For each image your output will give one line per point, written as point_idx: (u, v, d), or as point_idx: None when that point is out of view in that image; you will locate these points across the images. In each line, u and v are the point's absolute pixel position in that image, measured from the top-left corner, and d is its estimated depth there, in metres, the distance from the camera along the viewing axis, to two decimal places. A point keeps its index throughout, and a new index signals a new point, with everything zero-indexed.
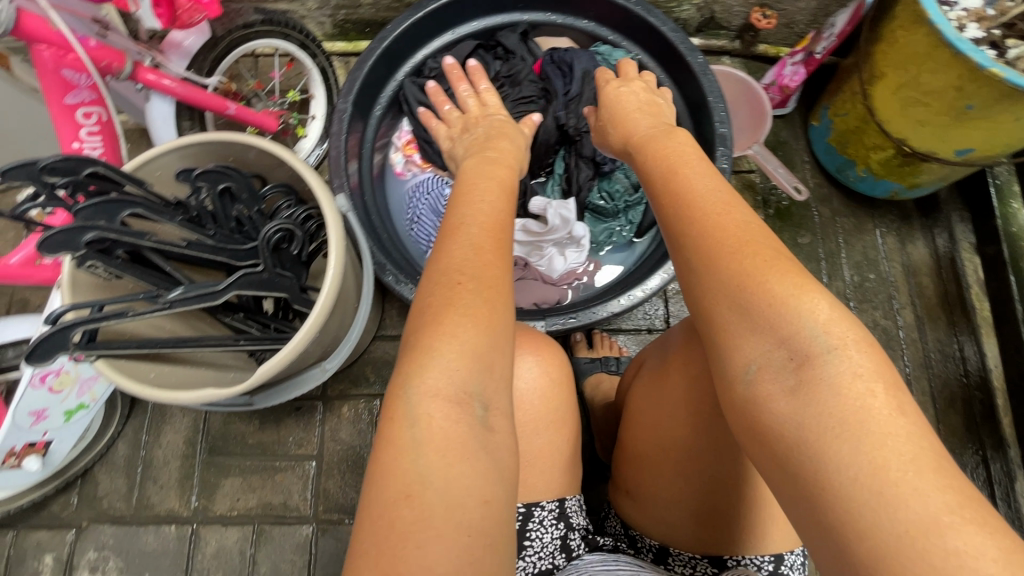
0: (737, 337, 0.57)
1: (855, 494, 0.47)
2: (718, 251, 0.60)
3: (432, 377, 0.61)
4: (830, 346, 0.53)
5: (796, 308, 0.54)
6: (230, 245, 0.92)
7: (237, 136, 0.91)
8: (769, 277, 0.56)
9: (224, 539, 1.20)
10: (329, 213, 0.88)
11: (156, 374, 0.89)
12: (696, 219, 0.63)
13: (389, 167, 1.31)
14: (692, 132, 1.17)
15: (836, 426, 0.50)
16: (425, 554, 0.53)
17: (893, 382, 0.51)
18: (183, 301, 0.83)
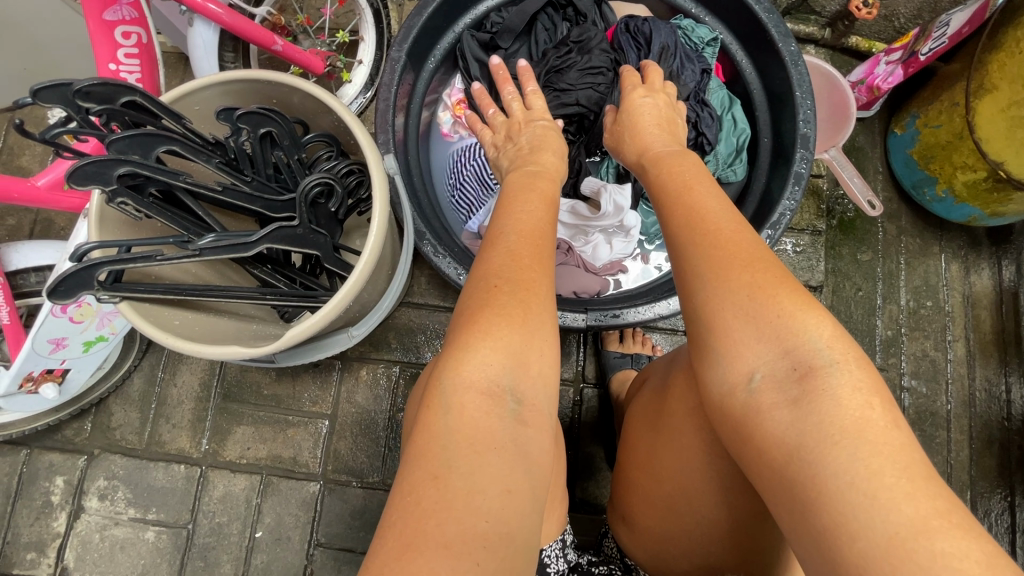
0: (744, 346, 0.56)
1: (845, 493, 0.47)
2: (728, 258, 0.59)
3: (469, 367, 0.56)
4: (831, 359, 0.52)
5: (801, 322, 0.55)
6: (267, 194, 0.86)
7: (280, 75, 0.83)
8: (774, 291, 0.56)
9: (232, 485, 1.20)
10: (376, 173, 0.82)
11: (179, 323, 0.85)
12: (708, 226, 0.63)
13: (435, 126, 1.22)
14: (769, 127, 1.07)
15: (834, 431, 0.49)
16: (449, 540, 0.48)
17: (887, 397, 0.51)
18: (214, 249, 0.78)
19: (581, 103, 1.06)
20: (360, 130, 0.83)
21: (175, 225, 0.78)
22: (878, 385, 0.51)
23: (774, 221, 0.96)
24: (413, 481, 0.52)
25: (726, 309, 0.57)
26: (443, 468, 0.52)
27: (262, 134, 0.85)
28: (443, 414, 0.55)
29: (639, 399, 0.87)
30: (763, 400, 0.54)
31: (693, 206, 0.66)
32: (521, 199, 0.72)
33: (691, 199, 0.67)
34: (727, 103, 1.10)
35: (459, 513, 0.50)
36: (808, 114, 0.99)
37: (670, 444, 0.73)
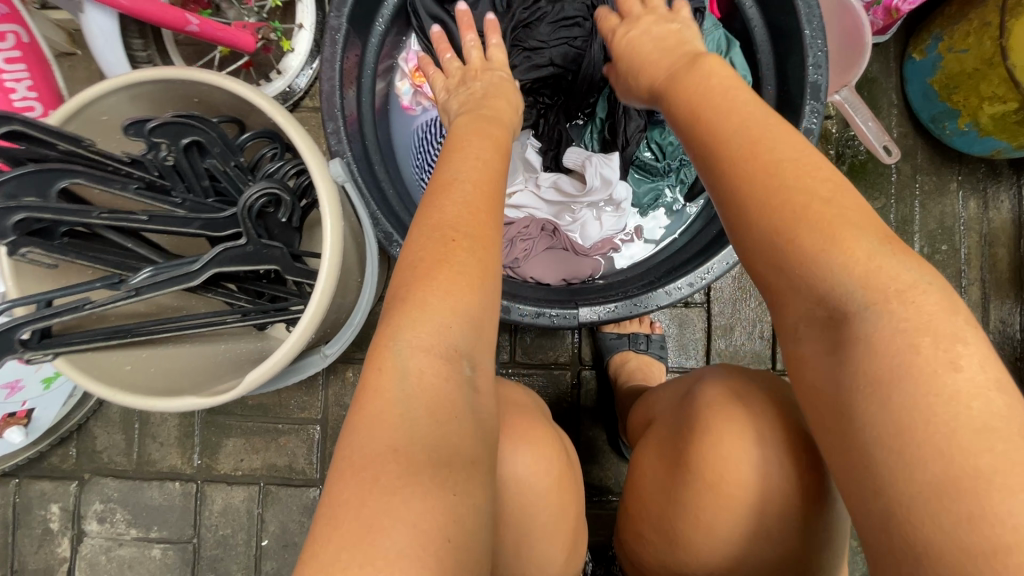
0: (790, 287, 0.51)
1: (881, 453, 0.44)
2: (767, 194, 0.51)
3: (423, 326, 0.50)
4: (865, 301, 0.46)
5: (828, 264, 0.48)
6: (206, 214, 0.75)
7: (196, 73, 0.69)
8: (819, 224, 0.48)
9: (231, 498, 1.18)
10: (320, 178, 0.69)
11: (131, 368, 0.76)
12: (734, 158, 0.54)
13: (394, 97, 1.08)
14: (772, 71, 0.94)
15: (870, 383, 0.45)
16: (402, 507, 0.43)
17: (946, 334, 0.44)
18: (153, 285, 0.70)
19: (555, 62, 0.92)
20: (294, 131, 0.69)
21: (103, 267, 0.69)
22: (938, 316, 0.45)
23: None
24: (362, 447, 0.46)
25: (760, 256, 0.53)
26: (398, 437, 0.46)
27: (186, 145, 0.72)
28: (398, 374, 0.49)
29: (655, 401, 0.80)
30: (810, 349, 0.51)
31: (713, 142, 0.56)
32: (467, 149, 0.63)
33: (707, 132, 0.58)
34: (725, 46, 0.96)
35: (414, 483, 0.44)
36: (818, 54, 0.85)
37: (684, 446, 0.66)
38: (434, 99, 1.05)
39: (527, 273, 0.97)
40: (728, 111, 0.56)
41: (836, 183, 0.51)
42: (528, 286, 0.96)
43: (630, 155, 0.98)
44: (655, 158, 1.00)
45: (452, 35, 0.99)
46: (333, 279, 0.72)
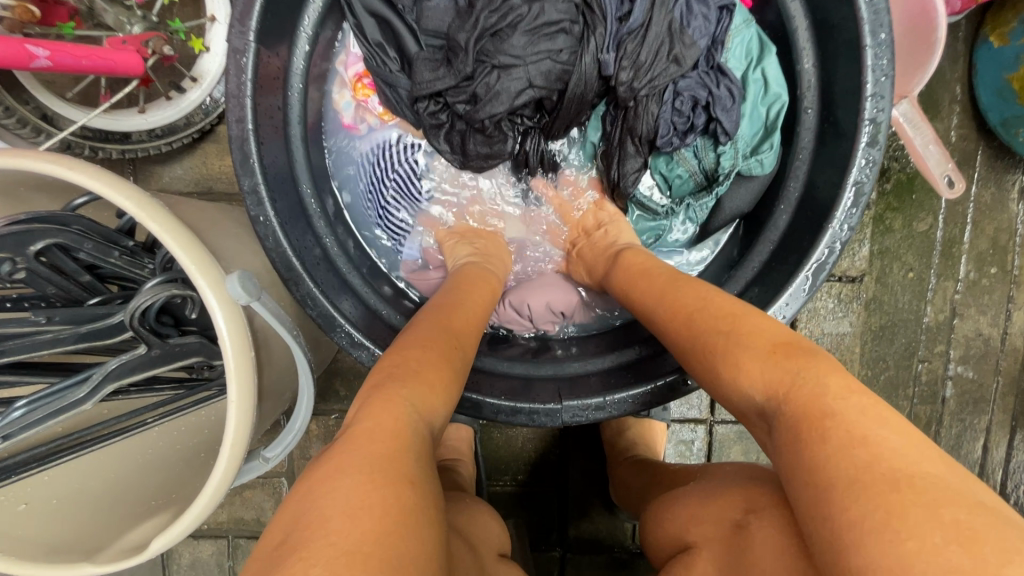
0: (724, 403, 0.52)
1: (815, 482, 0.39)
2: (682, 341, 0.56)
3: (408, 386, 0.50)
4: (768, 404, 0.46)
5: (739, 372, 0.49)
6: (85, 325, 0.59)
7: (25, 158, 0.50)
8: (713, 358, 0.52)
9: (199, 552, 1.11)
10: (215, 302, 0.52)
11: (25, 509, 0.63)
12: (658, 316, 0.61)
13: (329, 111, 0.84)
14: (816, 90, 0.72)
15: (798, 443, 0.41)
16: (355, 511, 0.39)
17: (821, 410, 0.41)
18: (23, 425, 0.59)
19: (535, 85, 0.71)
20: (173, 242, 0.51)
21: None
22: (824, 383, 0.43)
23: (815, 262, 0.68)
24: (336, 465, 0.43)
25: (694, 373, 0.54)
26: (371, 460, 0.43)
27: (37, 250, 0.55)
28: (379, 414, 0.47)
29: (693, 517, 0.60)
30: (766, 448, 0.48)
31: (649, 308, 0.63)
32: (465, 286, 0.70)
33: (645, 306, 0.64)
34: (756, 52, 0.73)
35: (385, 498, 0.41)
36: (881, 80, 0.64)
37: None
38: (382, 117, 0.83)
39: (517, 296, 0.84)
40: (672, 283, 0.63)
41: (735, 314, 0.53)
42: (506, 359, 0.80)
43: (626, 194, 0.79)
44: (658, 191, 0.82)
45: (399, 39, 0.77)
46: (251, 411, 0.56)
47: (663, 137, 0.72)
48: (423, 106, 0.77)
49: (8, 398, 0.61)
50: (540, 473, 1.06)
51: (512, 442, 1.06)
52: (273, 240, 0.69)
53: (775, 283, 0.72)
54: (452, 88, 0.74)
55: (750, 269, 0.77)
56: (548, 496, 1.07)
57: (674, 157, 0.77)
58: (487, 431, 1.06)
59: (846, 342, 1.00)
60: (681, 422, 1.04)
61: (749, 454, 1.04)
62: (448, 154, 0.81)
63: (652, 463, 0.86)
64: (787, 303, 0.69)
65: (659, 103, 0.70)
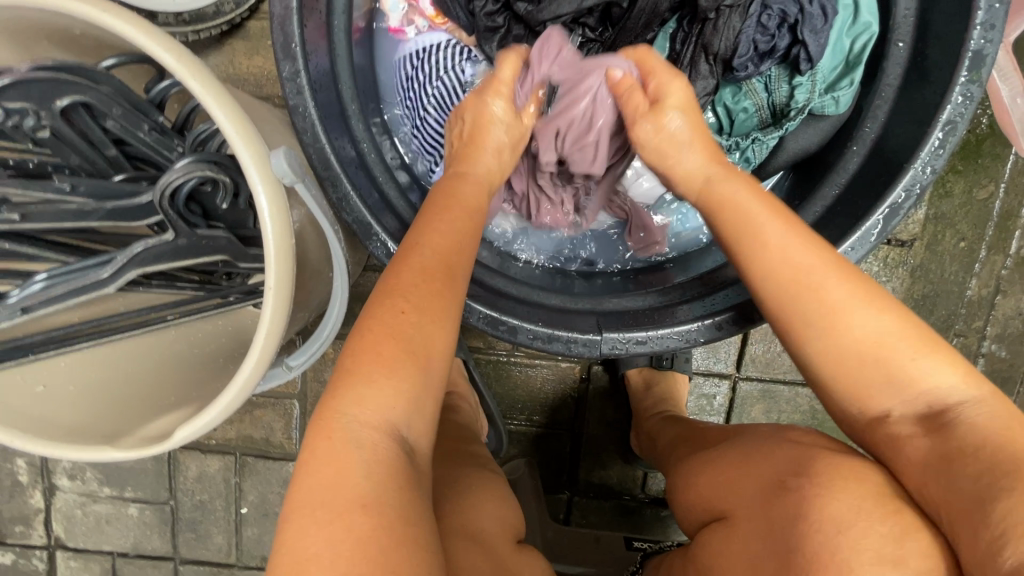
0: (866, 392, 0.52)
1: (1006, 482, 0.42)
2: (824, 308, 0.51)
3: (368, 402, 0.48)
4: (961, 396, 0.49)
5: (919, 366, 0.50)
6: (112, 202, 0.55)
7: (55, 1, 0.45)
8: (880, 339, 0.50)
9: (206, 466, 1.10)
10: (257, 175, 0.48)
11: (43, 392, 0.61)
12: (783, 270, 0.53)
13: (378, 14, 0.78)
14: (910, 20, 0.66)
15: (995, 458, 0.44)
16: (331, 563, 0.42)
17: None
18: (47, 300, 0.55)
19: None
20: (216, 106, 0.47)
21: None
22: (1022, 417, 0.47)
23: (888, 205, 0.63)
24: (300, 504, 0.45)
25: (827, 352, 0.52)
26: (336, 502, 0.44)
27: (65, 108, 0.50)
28: (332, 445, 0.47)
29: (730, 475, 0.58)
30: (901, 434, 0.50)
31: (766, 244, 0.54)
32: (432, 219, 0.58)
33: (757, 243, 0.54)
34: None
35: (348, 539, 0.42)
36: (994, 7, 0.58)
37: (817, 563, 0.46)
38: (433, 20, 0.76)
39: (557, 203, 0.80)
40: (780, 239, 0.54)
41: (879, 294, 0.52)
42: (541, 290, 0.77)
43: None
44: (717, 127, 0.74)
45: None
46: (287, 300, 0.52)
47: (740, 57, 0.66)
48: (479, 4, 0.71)
49: (27, 272, 0.57)
50: (556, 415, 1.05)
51: (531, 382, 1.03)
52: (311, 135, 0.65)
53: (839, 227, 0.67)
54: None
55: (810, 214, 0.73)
56: (562, 438, 1.05)
57: (743, 88, 0.70)
58: (505, 368, 1.03)
59: None
60: (705, 375, 1.01)
61: (770, 414, 1.02)
62: (499, 65, 0.75)
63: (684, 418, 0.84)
64: (853, 248, 0.64)
65: (744, 16, 0.65)
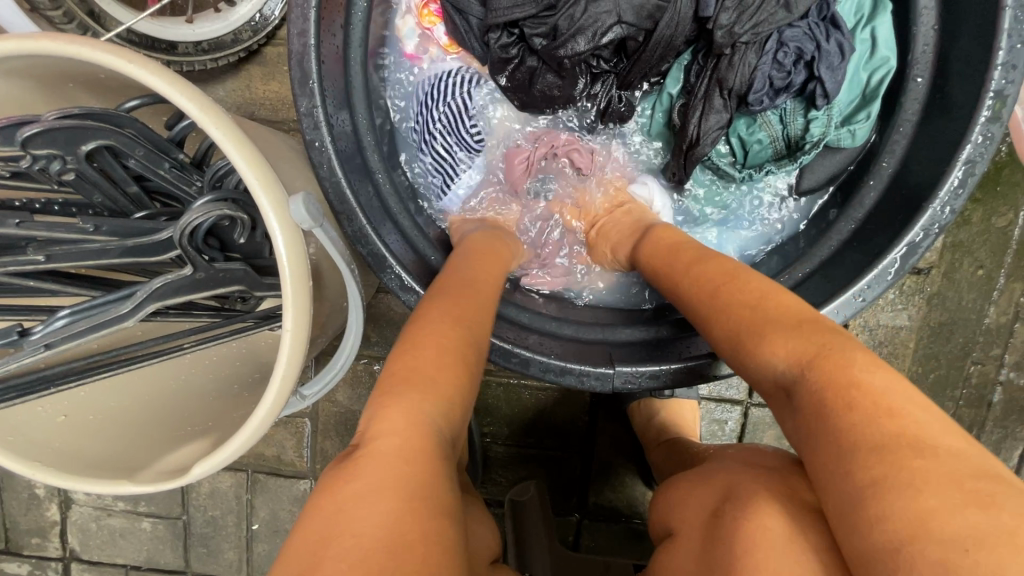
0: (750, 378, 0.50)
1: (865, 471, 0.36)
2: (707, 326, 0.54)
3: (423, 396, 0.45)
4: (793, 374, 0.45)
5: (771, 346, 0.47)
6: (133, 239, 0.55)
7: (81, 48, 0.46)
8: (743, 336, 0.50)
9: (218, 482, 1.12)
10: (275, 223, 0.48)
11: (65, 421, 0.63)
12: (699, 300, 0.56)
13: (390, 39, 0.77)
14: (931, 55, 0.66)
15: (835, 440, 0.39)
16: (383, 539, 0.36)
17: (864, 370, 0.41)
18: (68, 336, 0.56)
19: (625, 20, 0.66)
20: (237, 153, 0.47)
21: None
22: (855, 365, 0.41)
23: (906, 243, 0.63)
24: (352, 494, 0.38)
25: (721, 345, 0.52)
26: (396, 493, 0.38)
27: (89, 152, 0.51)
28: (390, 430, 0.43)
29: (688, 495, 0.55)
30: (781, 419, 0.47)
31: (685, 285, 0.59)
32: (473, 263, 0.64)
33: (675, 285, 0.61)
34: (867, 10, 0.67)
35: (406, 528, 0.36)
36: (1017, 47, 0.57)
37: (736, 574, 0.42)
38: (446, 49, 0.77)
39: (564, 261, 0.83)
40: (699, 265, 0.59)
41: (769, 289, 0.51)
42: (554, 319, 0.77)
43: (698, 157, 0.71)
44: (731, 157, 0.74)
45: None
46: (304, 340, 0.53)
47: (755, 92, 0.66)
48: (494, 37, 0.71)
49: (50, 307, 0.58)
50: (566, 438, 1.04)
51: (540, 404, 1.03)
52: (327, 169, 0.65)
53: (855, 264, 0.67)
54: (532, 18, 0.68)
55: (825, 249, 0.72)
56: (572, 461, 1.05)
57: (757, 120, 0.70)
58: (515, 390, 1.03)
59: (900, 336, 0.97)
60: (717, 401, 1.01)
61: (782, 440, 1.01)
62: (512, 92, 0.75)
63: (684, 445, 0.82)
64: (869, 286, 0.64)
65: (759, 53, 0.64)
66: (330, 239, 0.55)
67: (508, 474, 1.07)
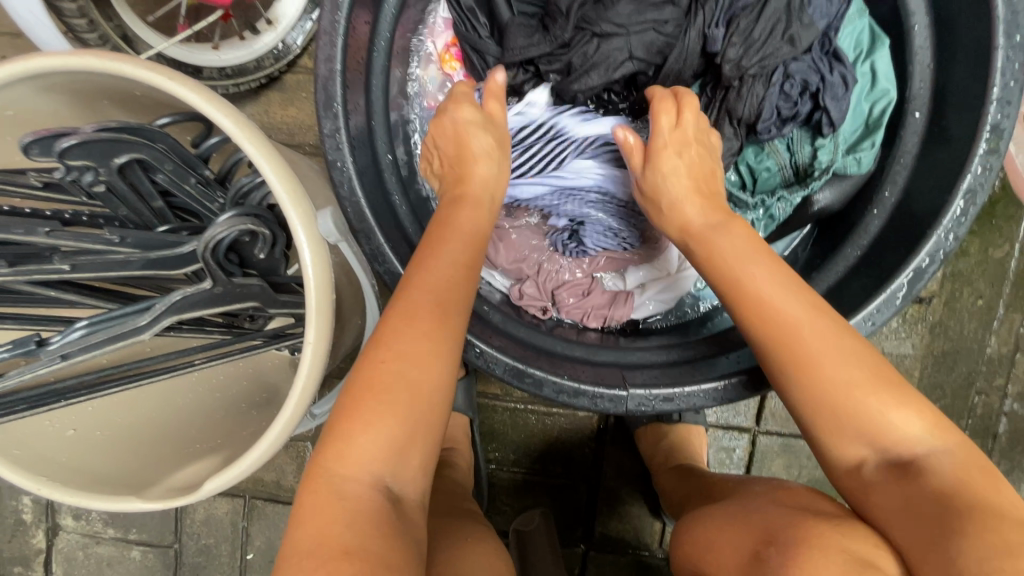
0: (838, 444, 0.54)
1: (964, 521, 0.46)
2: (821, 376, 0.53)
3: (356, 454, 0.50)
4: (924, 444, 0.51)
5: (888, 419, 0.52)
6: (155, 251, 0.56)
7: (123, 65, 0.47)
8: (864, 391, 0.52)
9: (214, 508, 1.08)
10: (305, 235, 0.49)
11: (73, 436, 0.61)
12: (801, 347, 0.54)
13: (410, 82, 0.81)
14: (925, 89, 0.69)
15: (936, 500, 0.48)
16: None
17: (985, 468, 0.51)
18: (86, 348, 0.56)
19: (636, 57, 0.67)
20: (273, 173, 0.49)
21: (19, 326, 0.56)
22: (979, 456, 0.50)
23: (912, 268, 0.64)
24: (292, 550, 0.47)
25: (808, 415, 0.55)
26: (326, 551, 0.46)
27: (122, 165, 0.52)
28: (325, 495, 0.49)
29: (717, 537, 0.58)
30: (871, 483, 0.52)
31: (769, 310, 0.56)
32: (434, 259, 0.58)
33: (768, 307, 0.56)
34: (867, 44, 0.70)
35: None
36: (1010, 84, 0.61)
37: None
38: None
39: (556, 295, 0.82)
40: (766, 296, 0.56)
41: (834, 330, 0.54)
42: (565, 342, 0.78)
43: None
44: (741, 184, 0.76)
45: (492, 3, 0.73)
46: (325, 354, 0.53)
47: (764, 122, 0.68)
48: (510, 74, 0.73)
49: (68, 318, 0.58)
50: (573, 466, 1.03)
51: (546, 430, 1.02)
52: (348, 189, 0.67)
53: (863, 291, 0.68)
54: (546, 55, 0.70)
55: (832, 274, 0.74)
56: (579, 490, 1.03)
57: (765, 148, 0.72)
58: (521, 415, 1.02)
59: (905, 365, 0.98)
60: (724, 429, 1.00)
61: (791, 469, 1.00)
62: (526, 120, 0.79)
63: (696, 471, 0.82)
64: (878, 310, 0.65)
65: (767, 85, 0.66)
66: (354, 254, 0.57)
67: (513, 502, 1.05)
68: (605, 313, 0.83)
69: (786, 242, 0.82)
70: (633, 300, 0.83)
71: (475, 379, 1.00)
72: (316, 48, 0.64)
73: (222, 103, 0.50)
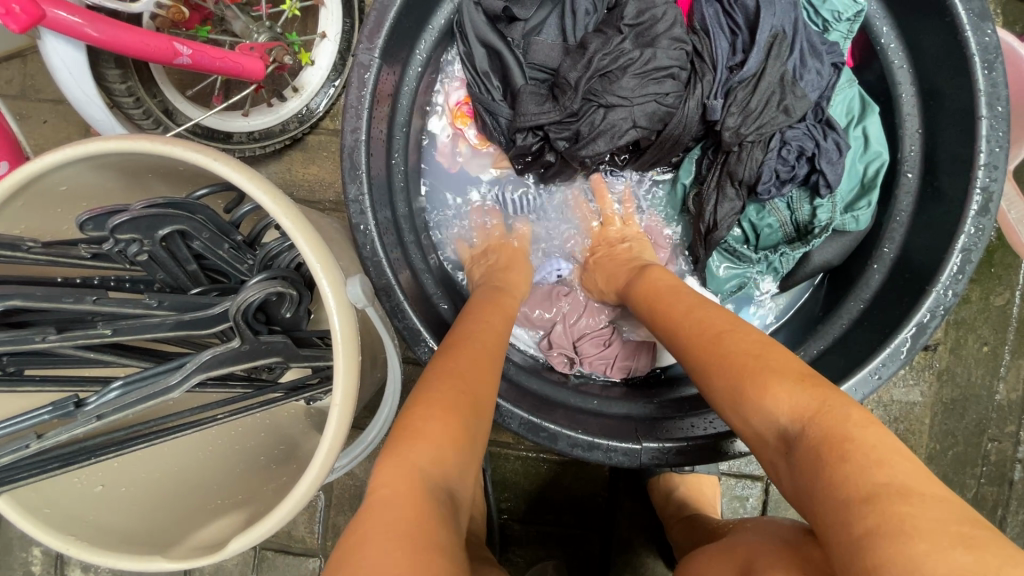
0: (760, 428, 0.46)
1: (861, 503, 0.37)
2: (721, 361, 0.52)
3: None
4: (797, 429, 0.44)
5: (766, 400, 0.46)
6: (188, 313, 0.58)
7: (164, 147, 0.51)
8: (765, 384, 0.47)
9: (224, 560, 1.08)
10: (335, 305, 0.52)
11: (102, 492, 0.63)
12: (714, 348, 0.53)
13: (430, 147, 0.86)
14: (916, 152, 0.73)
15: (855, 497, 0.38)
16: None
17: (845, 442, 0.40)
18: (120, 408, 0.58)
19: (639, 125, 0.72)
20: (307, 245, 0.52)
21: (60, 388, 0.59)
22: (848, 412, 0.42)
23: (915, 323, 0.66)
24: None
25: (714, 395, 0.51)
26: None
27: (163, 236, 0.56)
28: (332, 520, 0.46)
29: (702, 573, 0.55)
30: (803, 477, 0.42)
31: (670, 317, 0.61)
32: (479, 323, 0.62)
33: (672, 320, 0.61)
34: (857, 111, 0.75)
35: None
36: (995, 150, 0.64)
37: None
38: (479, 147, 0.85)
39: (578, 349, 0.83)
40: (679, 311, 0.61)
41: (706, 317, 0.58)
42: (577, 394, 0.80)
43: (717, 241, 0.76)
44: (744, 239, 0.79)
45: (506, 71, 0.78)
46: (347, 420, 0.55)
47: (764, 183, 0.72)
48: (520, 138, 0.78)
49: (104, 379, 0.61)
50: (585, 514, 1.02)
51: (558, 478, 1.02)
52: (371, 249, 0.70)
53: (868, 344, 0.70)
54: (556, 123, 0.75)
55: (837, 326, 0.76)
56: (591, 539, 1.03)
57: (766, 207, 0.76)
58: (533, 463, 1.02)
59: (914, 413, 0.99)
60: (737, 477, 1.00)
61: (806, 518, 0.99)
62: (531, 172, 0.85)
63: (709, 523, 0.82)
64: (884, 364, 0.66)
65: (765, 150, 0.71)
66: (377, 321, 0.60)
67: (525, 554, 1.04)
68: (631, 363, 0.84)
69: (788, 295, 0.85)
70: (655, 350, 0.85)
71: (488, 427, 1.01)
72: (341, 122, 0.69)
73: (263, 181, 0.53)
